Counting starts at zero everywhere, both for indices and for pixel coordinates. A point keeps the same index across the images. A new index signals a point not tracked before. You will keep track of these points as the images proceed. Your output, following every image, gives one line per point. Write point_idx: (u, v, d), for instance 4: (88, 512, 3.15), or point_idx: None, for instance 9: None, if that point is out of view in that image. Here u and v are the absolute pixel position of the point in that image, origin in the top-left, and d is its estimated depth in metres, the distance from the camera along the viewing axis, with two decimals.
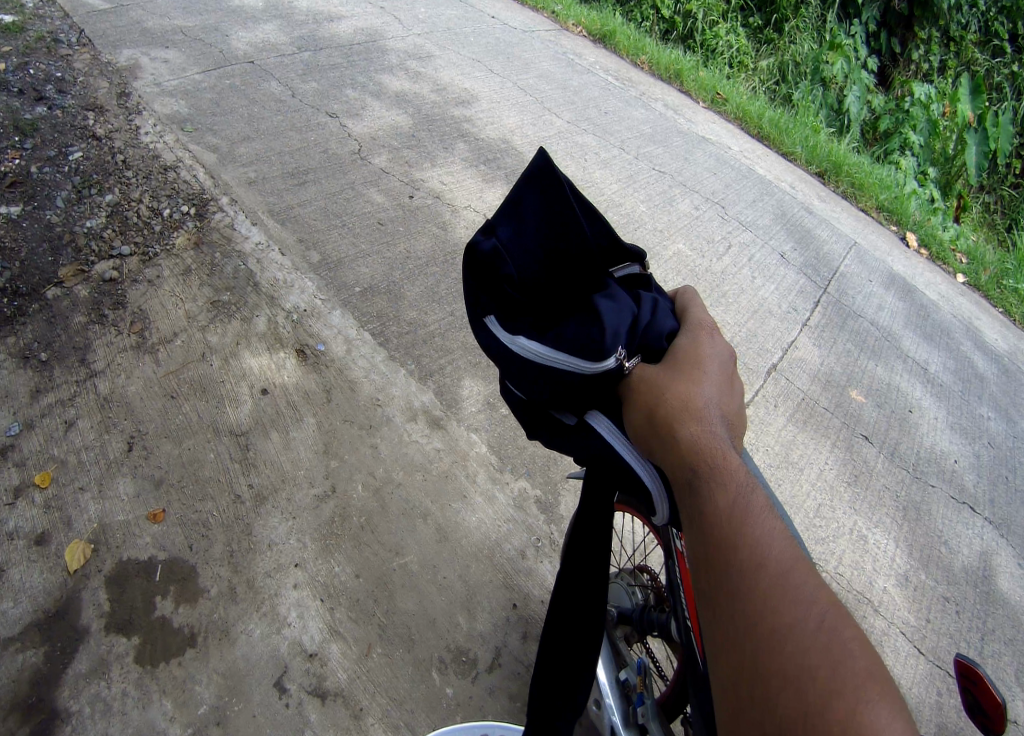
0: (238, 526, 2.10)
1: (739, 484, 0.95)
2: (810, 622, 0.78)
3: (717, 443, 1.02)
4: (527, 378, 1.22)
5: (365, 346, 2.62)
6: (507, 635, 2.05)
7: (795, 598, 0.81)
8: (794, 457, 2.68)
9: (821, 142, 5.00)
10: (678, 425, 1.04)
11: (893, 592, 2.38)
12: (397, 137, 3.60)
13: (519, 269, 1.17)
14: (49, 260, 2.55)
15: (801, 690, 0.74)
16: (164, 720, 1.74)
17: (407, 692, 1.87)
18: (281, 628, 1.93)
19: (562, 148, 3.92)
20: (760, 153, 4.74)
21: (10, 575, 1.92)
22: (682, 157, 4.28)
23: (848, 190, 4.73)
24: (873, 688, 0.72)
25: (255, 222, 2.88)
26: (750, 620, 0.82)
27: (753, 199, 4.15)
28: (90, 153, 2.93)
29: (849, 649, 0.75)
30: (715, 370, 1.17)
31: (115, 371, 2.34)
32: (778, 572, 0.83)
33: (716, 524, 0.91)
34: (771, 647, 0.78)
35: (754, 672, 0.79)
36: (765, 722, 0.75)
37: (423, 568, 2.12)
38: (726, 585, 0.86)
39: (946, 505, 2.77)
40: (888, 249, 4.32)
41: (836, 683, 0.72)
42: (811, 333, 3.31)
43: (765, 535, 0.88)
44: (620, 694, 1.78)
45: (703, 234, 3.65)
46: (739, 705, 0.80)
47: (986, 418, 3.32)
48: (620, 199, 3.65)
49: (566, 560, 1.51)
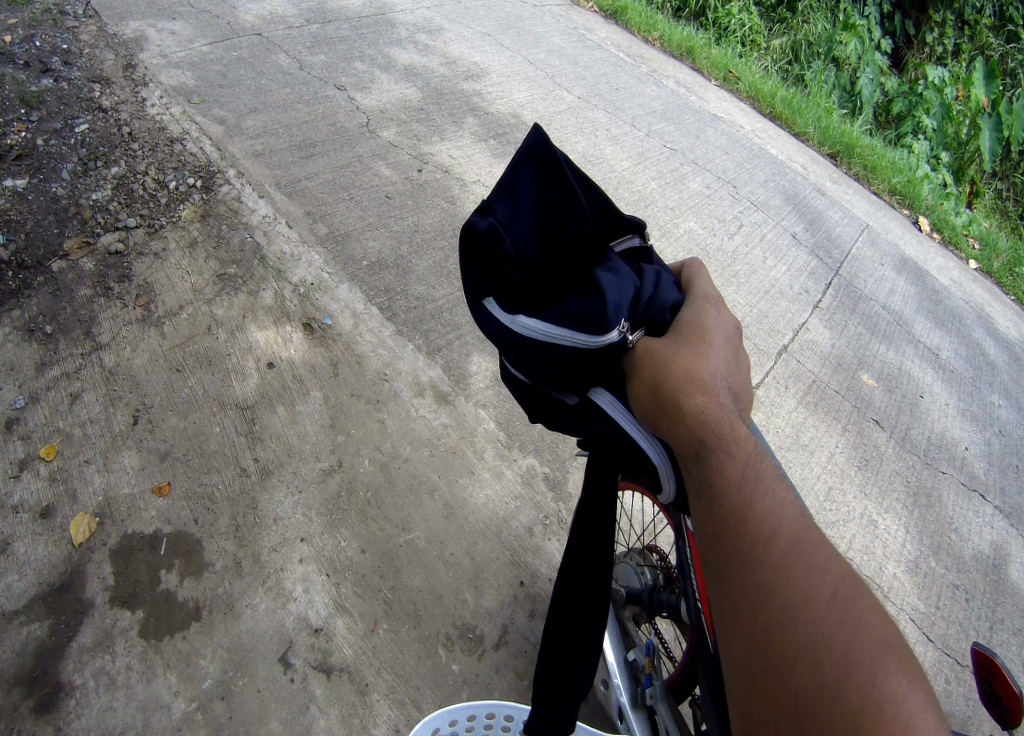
0: (244, 499, 2.10)
1: (748, 453, 0.94)
2: (824, 594, 0.78)
3: (725, 413, 1.01)
4: (530, 358, 1.23)
5: (372, 320, 2.60)
6: (513, 613, 2.05)
7: (810, 569, 0.80)
8: (804, 440, 2.67)
9: (833, 123, 4.95)
10: (684, 398, 1.03)
11: (901, 578, 2.38)
12: (405, 111, 3.57)
13: (517, 248, 1.18)
14: (55, 232, 2.53)
15: (819, 663, 0.73)
16: (169, 694, 1.76)
17: (413, 668, 1.89)
18: (286, 603, 1.95)
19: (571, 124, 3.88)
20: (772, 133, 4.70)
21: (15, 549, 1.92)
22: (693, 135, 4.25)
23: (861, 173, 4.69)
24: (891, 657, 0.71)
25: (262, 195, 2.85)
26: (763, 592, 0.81)
27: (765, 179, 4.12)
28: (96, 125, 2.89)
29: (864, 618, 0.75)
30: (721, 342, 1.18)
31: (120, 344, 2.33)
32: (790, 544, 0.83)
33: (727, 495, 0.90)
34: (786, 620, 0.78)
35: (768, 643, 0.78)
36: (780, 693, 0.75)
37: (430, 544, 2.11)
38: (735, 555, 0.86)
39: (956, 492, 2.76)
40: (900, 233, 4.28)
41: (855, 654, 0.71)
42: (822, 315, 3.29)
43: (775, 505, 0.87)
44: (629, 675, 1.81)
45: (716, 212, 3.63)
46: (752, 679, 0.79)
47: (996, 406, 3.29)
48: (631, 176, 3.62)
49: (573, 541, 1.56)
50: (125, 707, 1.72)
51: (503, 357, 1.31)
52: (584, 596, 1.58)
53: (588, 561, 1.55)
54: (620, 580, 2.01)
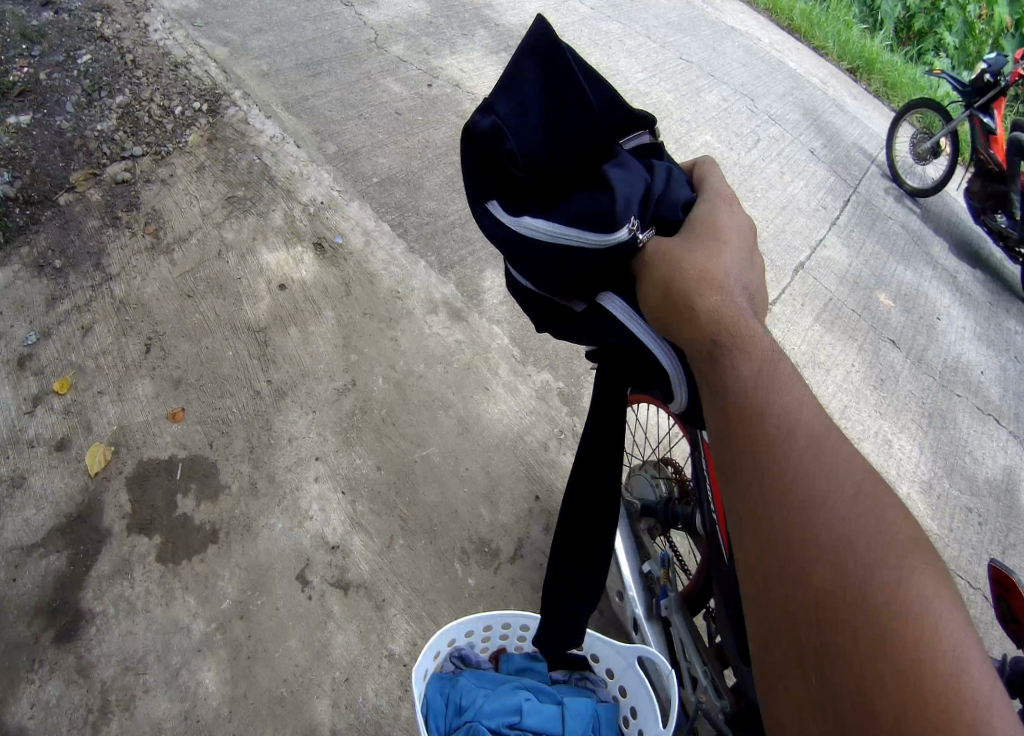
0: (259, 421, 2.11)
1: (764, 353, 0.89)
2: (847, 492, 0.73)
3: (739, 312, 0.94)
4: (536, 261, 1.15)
5: (383, 237, 2.58)
6: (529, 527, 2.09)
7: (832, 468, 0.75)
8: (818, 358, 2.69)
9: (853, 39, 4.85)
10: (697, 296, 0.96)
11: (915, 497, 2.43)
12: (414, 25, 3.43)
13: (522, 145, 1.08)
14: (61, 166, 2.51)
15: (841, 563, 0.68)
16: (189, 616, 1.81)
17: (429, 583, 1.94)
18: (303, 522, 1.97)
19: (584, 36, 3.74)
20: (791, 47, 4.55)
21: (32, 482, 1.94)
22: (711, 48, 4.12)
23: (880, 88, 4.68)
24: (918, 555, 0.67)
25: (269, 115, 2.80)
26: (780, 492, 0.76)
27: (783, 93, 4.04)
28: (99, 55, 2.80)
29: (890, 516, 0.70)
30: (737, 241, 1.08)
31: (130, 274, 2.32)
32: (811, 443, 0.78)
33: (743, 396, 0.84)
34: (806, 520, 0.73)
35: (784, 546, 0.74)
36: (800, 594, 0.70)
37: (445, 459, 2.14)
38: (753, 455, 0.80)
39: (970, 414, 2.78)
40: (919, 153, 4.22)
41: (880, 551, 0.67)
42: (840, 231, 3.28)
43: (795, 405, 0.82)
44: (644, 587, 1.83)
45: (732, 126, 3.58)
46: (766, 583, 0.75)
47: (1012, 331, 3.28)
48: (646, 89, 3.56)
49: (581, 460, 1.51)
50: (146, 631, 1.77)
51: (505, 263, 1.23)
52: (594, 520, 1.56)
53: (596, 481, 1.51)
54: (635, 493, 2.01)
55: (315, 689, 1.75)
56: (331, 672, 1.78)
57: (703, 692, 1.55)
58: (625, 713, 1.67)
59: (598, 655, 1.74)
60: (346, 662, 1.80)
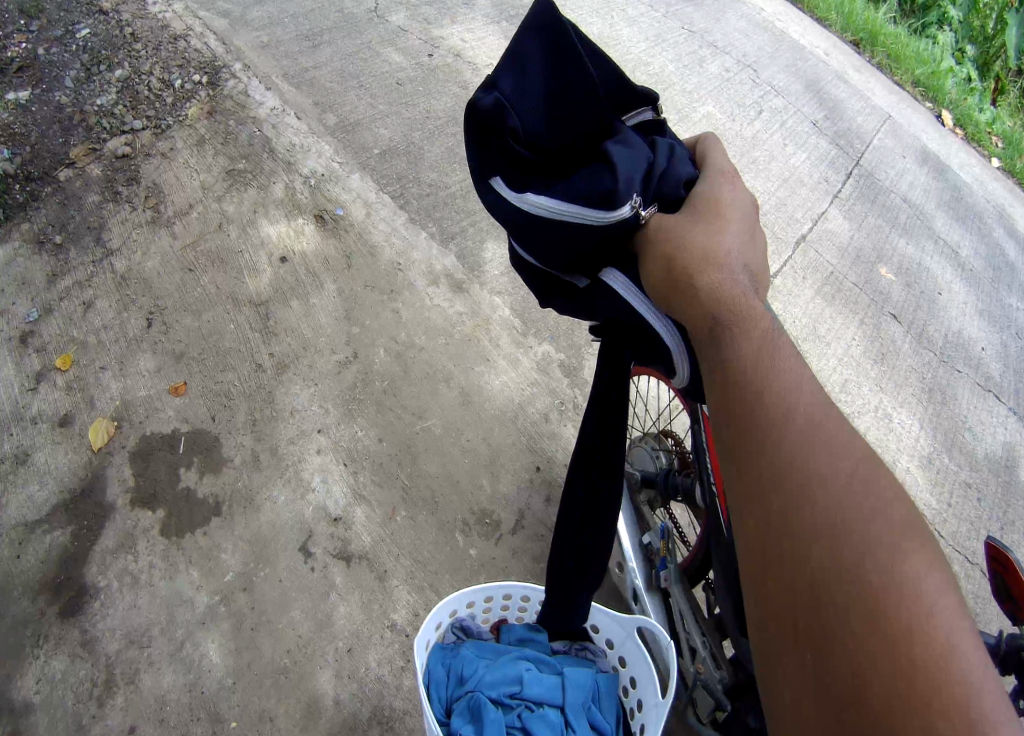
0: (261, 394, 2.12)
1: (764, 335, 0.89)
2: (844, 476, 0.74)
3: (741, 290, 0.94)
4: (539, 240, 1.13)
5: (384, 209, 2.57)
6: (531, 497, 2.10)
7: (830, 451, 0.76)
8: (820, 332, 2.69)
9: (857, 10, 4.71)
10: (697, 274, 0.97)
11: (914, 472, 2.45)
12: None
13: (524, 122, 1.07)
14: (61, 142, 2.50)
15: (836, 545, 0.70)
16: (193, 588, 1.82)
17: (431, 554, 1.95)
18: (306, 494, 1.98)
19: (587, 5, 3.69)
20: (794, 18, 4.45)
21: (36, 457, 1.95)
22: (714, 18, 4.07)
23: (885, 62, 4.48)
24: (913, 537, 0.68)
25: (269, 87, 2.78)
26: (778, 475, 0.77)
27: (786, 63, 3.99)
28: (98, 28, 2.78)
29: (885, 499, 0.71)
30: (738, 218, 1.07)
31: (131, 249, 2.32)
32: (809, 426, 0.78)
33: (743, 380, 0.85)
34: (803, 503, 0.74)
35: (780, 526, 0.75)
36: (797, 575, 0.72)
37: (447, 431, 2.15)
38: (753, 439, 0.81)
39: (970, 390, 2.78)
40: (923, 125, 4.15)
41: (874, 533, 0.68)
42: (842, 204, 3.25)
43: (794, 388, 0.82)
44: (644, 558, 1.82)
45: (734, 97, 3.56)
46: (762, 564, 0.76)
47: (1014, 308, 3.25)
48: (648, 59, 3.53)
49: (585, 438, 1.51)
50: (150, 604, 1.79)
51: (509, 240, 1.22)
52: (594, 497, 1.56)
53: (598, 458, 1.52)
54: (635, 464, 2.00)
55: (318, 660, 1.76)
56: (334, 642, 1.79)
57: (701, 662, 1.55)
58: (625, 683, 1.69)
59: (598, 626, 1.76)
60: (348, 633, 1.81)
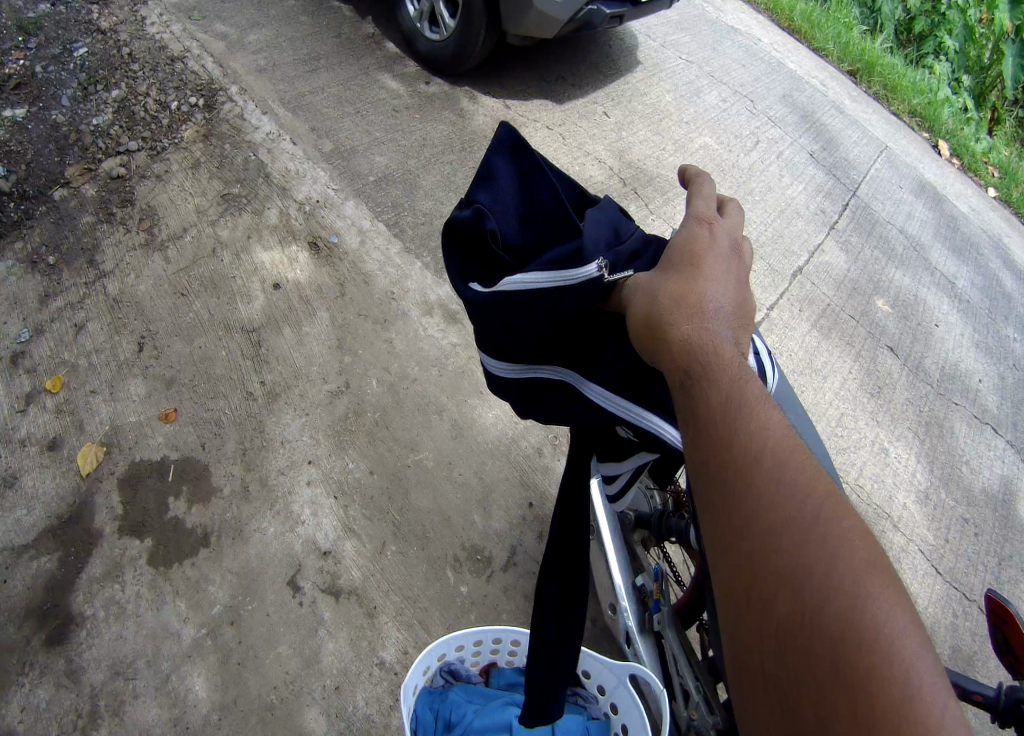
0: (251, 423, 2.08)
1: (735, 378, 0.82)
2: (809, 518, 0.68)
3: (713, 344, 0.86)
4: (518, 338, 1.07)
5: (379, 237, 2.54)
6: (522, 533, 2.06)
7: (795, 491, 0.70)
8: (818, 365, 2.65)
9: (854, 40, 4.67)
10: (671, 338, 0.88)
11: (912, 508, 2.39)
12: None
13: (503, 228, 1.06)
14: (56, 161, 2.47)
15: (800, 589, 0.64)
16: (179, 621, 1.77)
17: (421, 590, 1.90)
18: (295, 526, 1.94)
19: (584, 36, 3.69)
20: (790, 47, 4.44)
21: (23, 482, 1.91)
22: (711, 47, 4.04)
23: (880, 92, 4.45)
24: (879, 579, 0.62)
25: (265, 112, 2.75)
26: (742, 518, 0.72)
27: (783, 93, 3.96)
28: (95, 48, 2.75)
29: (850, 540, 0.65)
30: (720, 276, 0.95)
31: (124, 270, 2.29)
32: (775, 463, 0.73)
33: (708, 426, 0.79)
34: (767, 546, 0.68)
35: (741, 570, 0.69)
36: (763, 623, 0.66)
37: (438, 464, 2.11)
38: (717, 484, 0.75)
39: (967, 423, 2.74)
40: (919, 155, 4.12)
41: (838, 579, 0.62)
42: (838, 236, 3.22)
43: (761, 426, 0.76)
44: (635, 599, 1.70)
45: (731, 128, 3.53)
46: (732, 614, 0.71)
47: (1010, 339, 3.21)
48: (645, 90, 3.52)
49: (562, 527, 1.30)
50: (136, 636, 1.74)
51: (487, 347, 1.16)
52: None
53: None
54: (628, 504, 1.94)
55: (305, 697, 1.71)
56: (321, 679, 1.74)
57: (695, 709, 1.49)
58: (615, 729, 1.63)
59: (589, 671, 1.68)
60: (336, 670, 1.76)
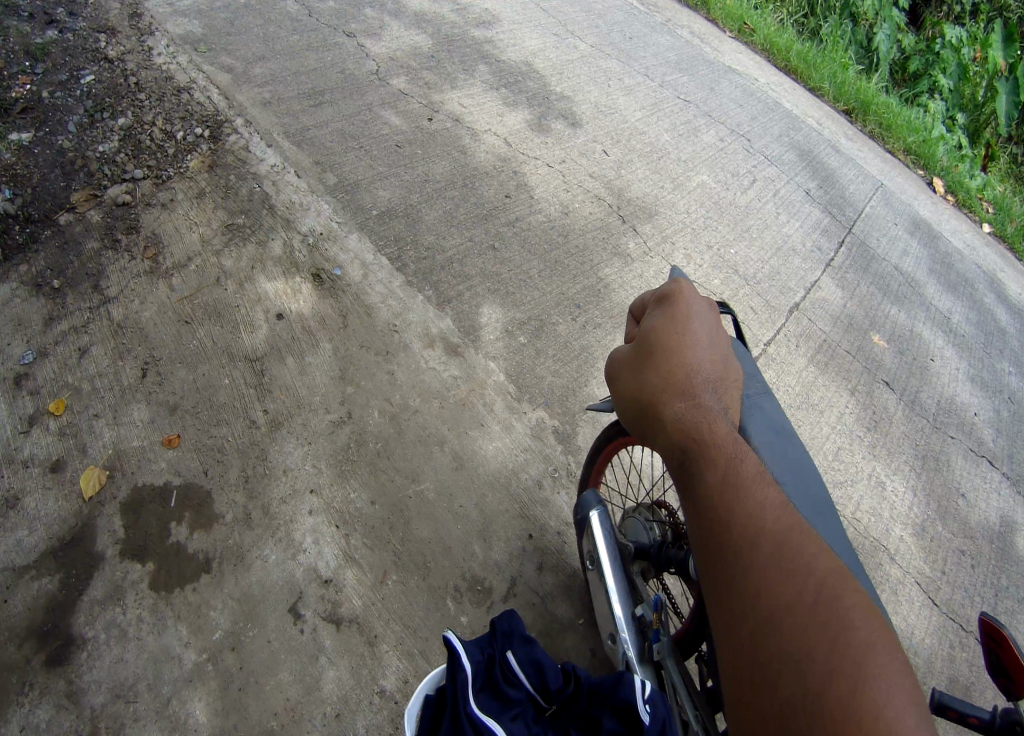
0: (254, 451, 2.10)
1: (728, 460, 0.98)
2: (808, 600, 0.80)
3: (705, 421, 1.04)
4: None
5: (381, 271, 2.57)
6: (522, 564, 2.09)
7: (794, 574, 0.82)
8: (814, 399, 2.69)
9: (849, 79, 4.74)
10: (666, 420, 1.07)
11: (908, 541, 2.42)
12: (416, 58, 3.40)
13: None
14: (61, 185, 2.48)
15: (800, 673, 0.75)
16: (180, 644, 1.78)
17: (422, 619, 1.93)
18: (297, 554, 1.96)
19: (583, 74, 3.75)
20: (787, 87, 4.50)
21: (25, 503, 1.92)
22: (708, 88, 4.09)
23: (875, 131, 4.51)
24: (874, 662, 0.72)
25: (270, 144, 2.79)
26: (747, 603, 0.85)
27: (778, 133, 4.00)
28: (102, 76, 2.78)
29: (849, 621, 0.76)
30: (696, 360, 1.14)
31: (129, 296, 2.31)
32: (774, 548, 0.86)
33: (710, 510, 0.95)
34: (774, 632, 0.80)
35: (753, 656, 0.81)
36: (769, 702, 0.77)
37: (439, 496, 2.14)
38: (723, 566, 0.90)
39: (964, 457, 2.79)
40: (914, 192, 4.17)
41: (837, 662, 0.73)
42: (834, 274, 3.27)
43: (757, 507, 0.91)
44: (636, 629, 1.70)
45: (727, 166, 3.59)
46: (739, 691, 0.82)
47: (1006, 373, 3.27)
48: (643, 128, 3.58)
49: None
50: (137, 659, 1.75)
51: None
52: None
53: None
54: (629, 536, 1.99)
55: (305, 723, 1.72)
56: (322, 707, 1.75)
57: None
58: None
59: None
60: (337, 698, 1.77)
